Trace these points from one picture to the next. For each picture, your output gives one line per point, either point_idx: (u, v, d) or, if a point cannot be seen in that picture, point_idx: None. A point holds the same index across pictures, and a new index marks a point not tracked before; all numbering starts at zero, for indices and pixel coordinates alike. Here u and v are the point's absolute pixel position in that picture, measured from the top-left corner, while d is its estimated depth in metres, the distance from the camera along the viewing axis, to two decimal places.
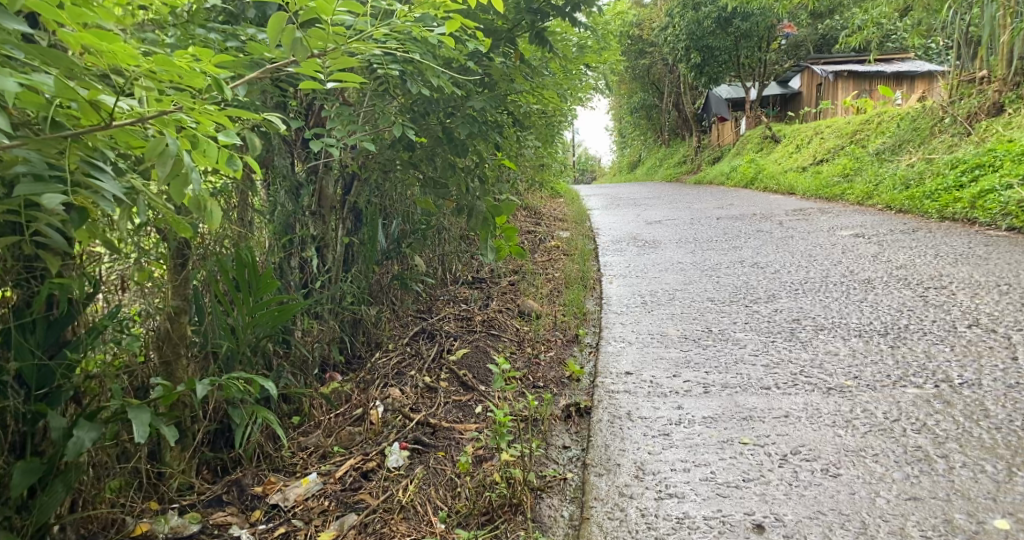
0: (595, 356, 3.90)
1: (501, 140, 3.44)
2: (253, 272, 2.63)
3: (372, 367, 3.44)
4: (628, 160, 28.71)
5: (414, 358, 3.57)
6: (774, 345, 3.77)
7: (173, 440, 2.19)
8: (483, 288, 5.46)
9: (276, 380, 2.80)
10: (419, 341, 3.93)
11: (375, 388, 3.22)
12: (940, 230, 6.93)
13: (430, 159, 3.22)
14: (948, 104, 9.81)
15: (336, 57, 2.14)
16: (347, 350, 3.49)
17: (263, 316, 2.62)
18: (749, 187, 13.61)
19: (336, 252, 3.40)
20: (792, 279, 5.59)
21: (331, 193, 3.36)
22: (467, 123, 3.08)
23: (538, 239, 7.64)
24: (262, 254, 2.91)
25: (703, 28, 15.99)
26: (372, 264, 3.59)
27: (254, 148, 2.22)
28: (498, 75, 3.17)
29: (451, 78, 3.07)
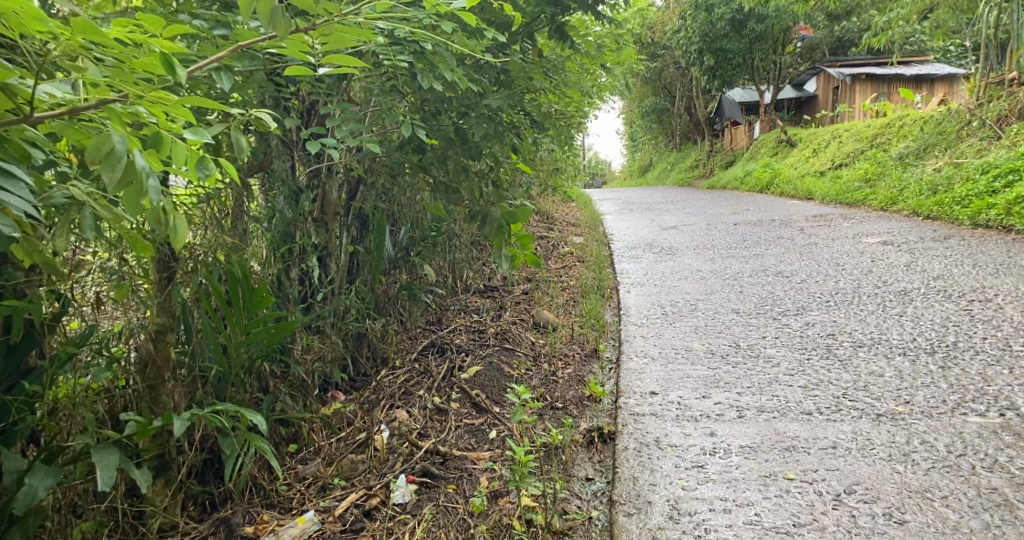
0: (617, 373, 3.65)
1: (519, 142, 3.19)
2: (246, 288, 2.38)
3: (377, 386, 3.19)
4: (639, 164, 28.45)
5: (423, 376, 3.32)
6: (810, 363, 3.53)
7: (145, 487, 2.03)
8: (495, 297, 5.22)
9: (271, 403, 2.56)
10: (429, 356, 3.69)
11: (380, 410, 2.98)
12: (974, 238, 6.73)
13: (442, 163, 2.97)
14: (976, 106, 9.54)
15: (328, 33, 1.90)
16: (350, 368, 3.25)
17: (258, 333, 2.38)
18: (764, 191, 13.33)
19: (339, 261, 3.16)
20: (821, 290, 5.36)
21: (335, 199, 3.13)
22: (482, 124, 2.84)
23: (550, 245, 7.40)
24: (258, 266, 2.67)
25: (717, 30, 15.71)
26: (379, 274, 3.35)
27: (240, 150, 1.98)
28: (517, 71, 2.93)
29: (466, 75, 2.83)
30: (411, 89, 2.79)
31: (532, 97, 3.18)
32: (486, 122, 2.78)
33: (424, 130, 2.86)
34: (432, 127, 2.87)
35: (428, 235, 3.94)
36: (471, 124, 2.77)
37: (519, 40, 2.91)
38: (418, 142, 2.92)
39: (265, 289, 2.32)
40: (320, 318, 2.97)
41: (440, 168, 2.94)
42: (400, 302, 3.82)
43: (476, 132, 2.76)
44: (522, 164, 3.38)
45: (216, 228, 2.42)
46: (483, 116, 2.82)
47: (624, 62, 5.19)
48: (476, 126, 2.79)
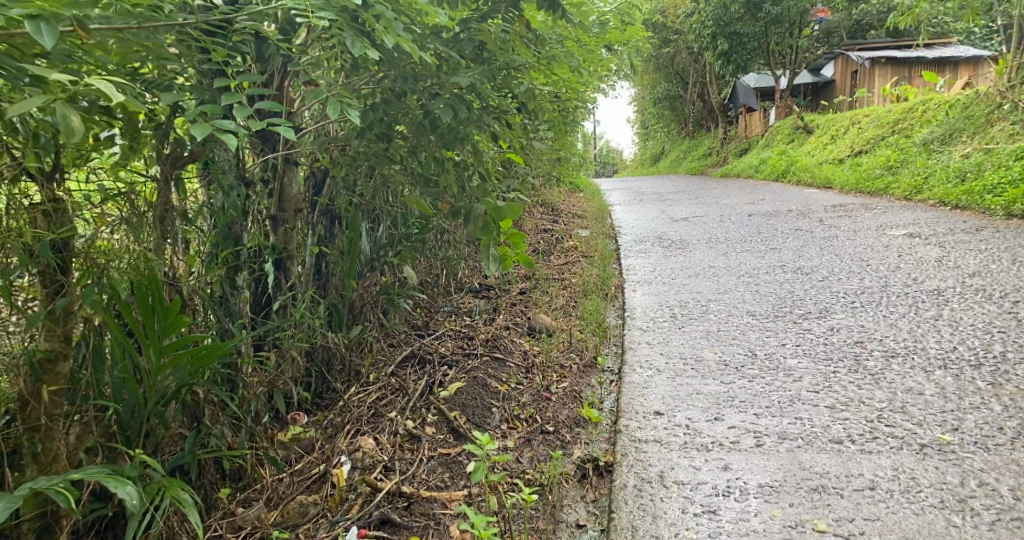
0: (618, 387, 3.26)
1: (505, 127, 2.77)
2: (159, 306, 2.02)
3: (345, 404, 2.72)
4: (651, 152, 27.95)
5: (396, 391, 2.87)
6: (837, 379, 3.15)
7: None
8: (490, 299, 4.80)
9: (200, 439, 2.18)
10: (406, 369, 3.25)
11: (342, 438, 2.55)
12: (1009, 229, 6.46)
13: (412, 152, 2.56)
14: (1006, 90, 9.07)
15: None
16: (315, 386, 2.75)
17: (176, 359, 2.04)
18: (781, 180, 12.84)
19: (304, 266, 2.68)
20: (844, 290, 4.99)
21: (297, 194, 2.67)
22: (454, 107, 2.39)
23: (554, 239, 6.99)
24: (191, 278, 2.25)
25: (731, 14, 15.25)
26: (353, 279, 2.88)
27: (67, 128, 1.66)
28: (497, 43, 2.50)
29: (436, 49, 2.39)
30: (374, 66, 2.37)
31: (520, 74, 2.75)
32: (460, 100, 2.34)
33: (381, 109, 2.42)
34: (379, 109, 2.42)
35: (410, 232, 3.51)
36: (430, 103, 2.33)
37: (502, 8, 2.46)
38: (373, 124, 2.45)
39: (178, 306, 1.98)
40: (275, 333, 2.51)
41: (409, 160, 2.53)
42: (375, 306, 3.38)
43: (437, 113, 2.31)
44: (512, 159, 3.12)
45: (130, 229, 2.09)
46: (452, 95, 2.38)
47: (630, 42, 4.75)
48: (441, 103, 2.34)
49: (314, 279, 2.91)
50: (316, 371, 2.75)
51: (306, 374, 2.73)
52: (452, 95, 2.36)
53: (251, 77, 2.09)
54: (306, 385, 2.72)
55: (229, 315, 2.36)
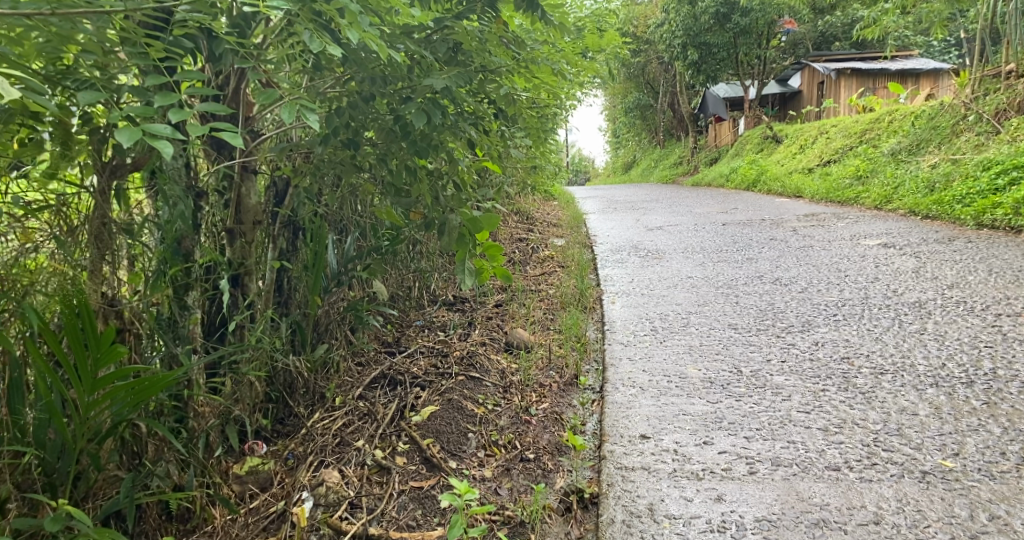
0: (601, 408, 3.11)
1: (482, 134, 2.60)
2: (93, 335, 1.89)
3: (309, 431, 2.53)
4: (622, 160, 27.97)
5: (364, 416, 2.68)
6: (829, 400, 3.04)
7: None
8: (463, 313, 4.62)
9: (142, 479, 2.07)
10: (376, 391, 3.06)
11: (305, 471, 2.37)
12: (981, 239, 6.44)
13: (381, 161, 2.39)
14: (972, 101, 9.12)
15: None
16: (274, 412, 2.55)
17: (113, 393, 1.90)
18: (752, 189, 12.81)
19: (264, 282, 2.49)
20: (825, 301, 4.89)
21: (256, 204, 2.44)
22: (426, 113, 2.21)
23: (530, 249, 6.85)
24: (131, 300, 2.09)
25: (701, 24, 15.18)
26: (319, 296, 2.70)
27: None
28: (472, 44, 2.34)
29: (405, 49, 2.21)
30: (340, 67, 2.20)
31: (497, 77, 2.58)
32: (434, 106, 2.18)
33: (347, 114, 2.24)
34: (345, 115, 2.24)
35: (379, 245, 3.33)
36: (402, 108, 2.16)
37: (477, 8, 2.31)
38: (339, 130, 2.27)
39: (112, 334, 1.84)
40: (231, 357, 2.32)
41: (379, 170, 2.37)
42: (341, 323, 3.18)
43: (410, 120, 2.14)
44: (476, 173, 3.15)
45: (57, 245, 2.00)
46: (426, 100, 2.20)
47: (606, 48, 4.61)
48: (414, 109, 2.17)
49: (275, 294, 2.72)
50: (277, 395, 2.56)
51: (266, 399, 2.54)
52: (425, 100, 2.20)
53: (195, 74, 1.90)
54: (265, 410, 2.53)
55: (176, 338, 2.18)
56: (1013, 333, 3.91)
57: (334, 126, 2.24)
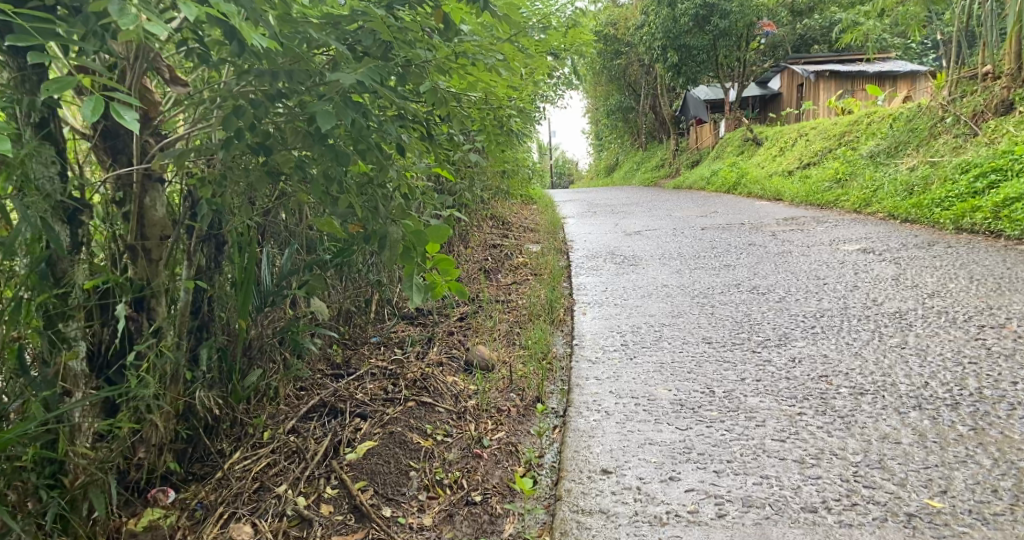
0: (562, 434, 2.92)
1: (413, 136, 2.38)
2: None
3: (224, 473, 2.46)
4: (605, 163, 27.79)
5: (291, 455, 2.59)
6: (805, 424, 2.84)
7: None
8: (425, 327, 4.39)
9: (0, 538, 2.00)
10: (312, 422, 2.83)
11: (212, 524, 2.32)
12: (961, 244, 6.28)
13: (299, 166, 2.17)
14: (948, 103, 8.99)
15: None
16: (187, 455, 2.45)
17: None
18: (732, 192, 12.64)
19: (163, 306, 2.35)
20: (802, 312, 4.69)
21: (162, 217, 2.33)
22: (338, 106, 1.99)
23: (503, 255, 6.63)
24: None
25: (680, 26, 15.01)
26: (246, 317, 2.52)
27: None
28: (396, 34, 2.12)
29: (318, 35, 2.02)
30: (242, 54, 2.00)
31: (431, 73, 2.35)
32: (346, 103, 1.97)
33: (249, 114, 2.03)
34: (245, 116, 2.02)
35: (322, 258, 3.10)
36: (310, 107, 1.95)
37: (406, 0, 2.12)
38: (245, 131, 2.05)
39: None
40: (128, 388, 2.20)
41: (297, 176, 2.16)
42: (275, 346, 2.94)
43: (317, 121, 1.93)
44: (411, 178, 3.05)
45: None
46: (339, 97, 1.99)
47: (571, 47, 4.40)
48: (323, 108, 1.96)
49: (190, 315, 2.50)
50: (188, 433, 2.44)
51: (175, 439, 2.42)
52: (337, 96, 1.99)
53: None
54: (178, 454, 2.43)
55: (45, 381, 2.11)
56: (997, 347, 3.72)
57: (233, 128, 2.01)
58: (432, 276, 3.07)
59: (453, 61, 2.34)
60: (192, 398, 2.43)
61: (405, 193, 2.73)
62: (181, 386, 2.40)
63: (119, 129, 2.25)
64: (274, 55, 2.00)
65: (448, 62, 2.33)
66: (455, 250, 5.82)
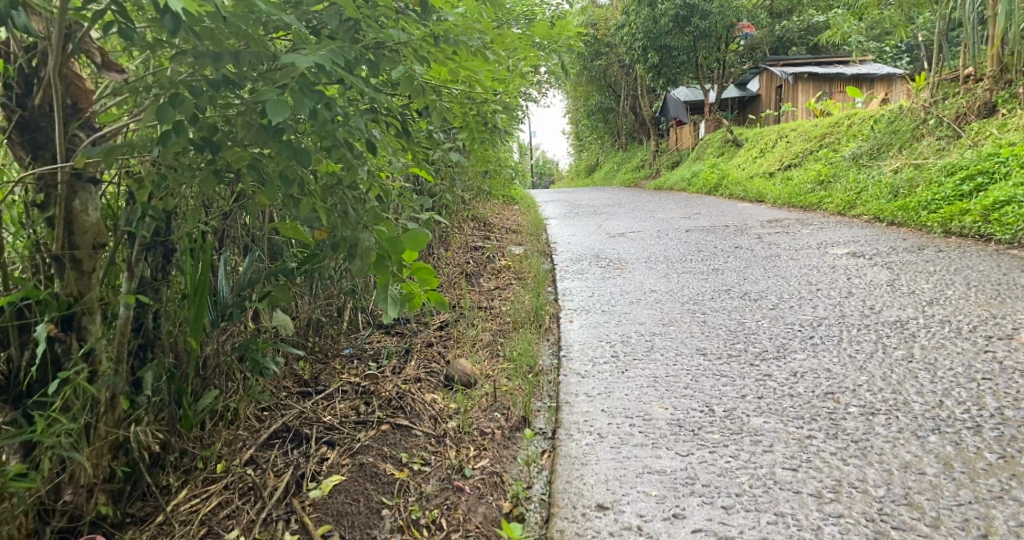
0: (552, 459, 2.70)
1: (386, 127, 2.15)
2: None
3: (167, 517, 2.24)
4: (585, 163, 27.54)
5: (246, 492, 2.38)
6: (817, 450, 2.60)
7: None
8: (401, 337, 4.11)
9: None
10: (273, 450, 2.57)
11: None
12: (951, 248, 6.09)
13: (254, 164, 1.92)
14: (931, 104, 8.85)
15: None
16: (123, 495, 2.24)
17: None
18: (713, 194, 12.43)
19: (95, 325, 2.12)
20: (798, 321, 4.46)
21: (95, 222, 2.10)
22: (299, 97, 1.75)
23: (484, 258, 6.37)
24: None
25: (660, 27, 14.82)
26: (200, 333, 2.32)
27: None
28: (364, 9, 1.86)
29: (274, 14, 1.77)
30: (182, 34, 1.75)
31: (408, 60, 2.08)
32: (303, 91, 1.75)
33: (190, 104, 1.78)
34: (183, 106, 1.78)
35: (288, 267, 2.85)
36: (260, 95, 1.72)
37: None
38: (186, 123, 1.82)
39: None
40: (37, 433, 1.98)
41: (250, 174, 1.91)
42: (232, 365, 2.68)
43: (268, 111, 1.71)
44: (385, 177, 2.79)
45: None
46: (300, 86, 1.76)
47: (554, 42, 4.14)
48: (275, 95, 1.74)
49: (132, 333, 2.27)
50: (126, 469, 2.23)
51: (112, 478, 2.21)
52: (292, 82, 1.77)
53: None
54: (114, 493, 2.22)
55: None
56: (1008, 359, 3.50)
57: (170, 120, 1.77)
58: (411, 285, 2.81)
59: (436, 50, 2.08)
60: (130, 432, 2.21)
61: (378, 194, 2.49)
62: (118, 417, 2.19)
63: (41, 121, 2.01)
64: (218, 36, 1.75)
65: (426, 47, 2.03)
66: (433, 255, 5.54)
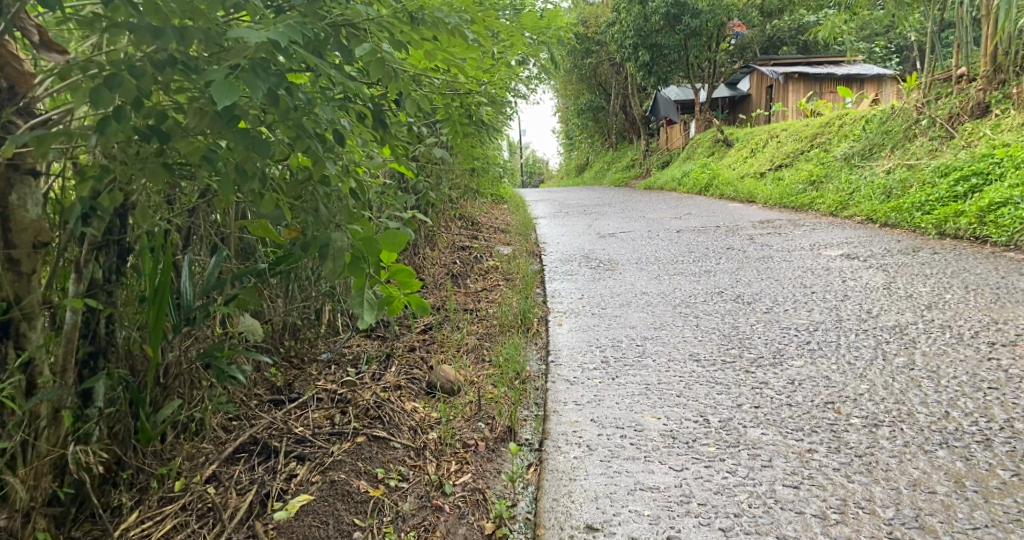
0: (539, 472, 2.56)
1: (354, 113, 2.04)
2: None
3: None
4: (575, 163, 27.37)
5: (204, 514, 2.24)
6: (818, 465, 2.46)
7: None
8: (383, 342, 3.94)
9: None
10: (237, 466, 2.44)
11: None
12: (946, 251, 5.95)
13: (209, 156, 1.80)
14: (923, 104, 8.73)
15: None
16: (65, 516, 2.11)
17: None
18: (704, 194, 12.28)
19: (36, 329, 2.02)
20: (793, 325, 4.31)
21: (34, 218, 1.98)
22: (250, 79, 1.64)
23: (472, 258, 6.20)
24: None
25: (651, 25, 14.70)
26: (158, 340, 2.20)
27: None
28: None
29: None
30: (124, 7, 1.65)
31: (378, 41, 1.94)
32: (255, 73, 1.63)
33: (130, 85, 1.66)
34: (121, 87, 1.66)
35: (260, 268, 2.70)
36: (207, 75, 1.61)
37: None
38: (127, 107, 1.70)
39: None
40: None
41: (205, 166, 1.80)
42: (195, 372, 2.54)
43: (215, 94, 1.59)
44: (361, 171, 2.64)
45: None
46: (253, 67, 1.65)
47: (543, 35, 3.99)
48: (223, 76, 1.62)
49: (82, 340, 2.14)
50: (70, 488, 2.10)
51: (52, 501, 2.09)
52: (244, 62, 1.66)
53: None
54: (57, 517, 2.09)
55: None
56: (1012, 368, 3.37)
57: (107, 103, 1.65)
58: (391, 288, 2.66)
59: (411, 33, 1.94)
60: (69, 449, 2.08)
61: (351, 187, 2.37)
62: (61, 432, 2.07)
63: None
64: (164, 10, 1.66)
65: (399, 27, 1.90)
66: (418, 255, 5.37)
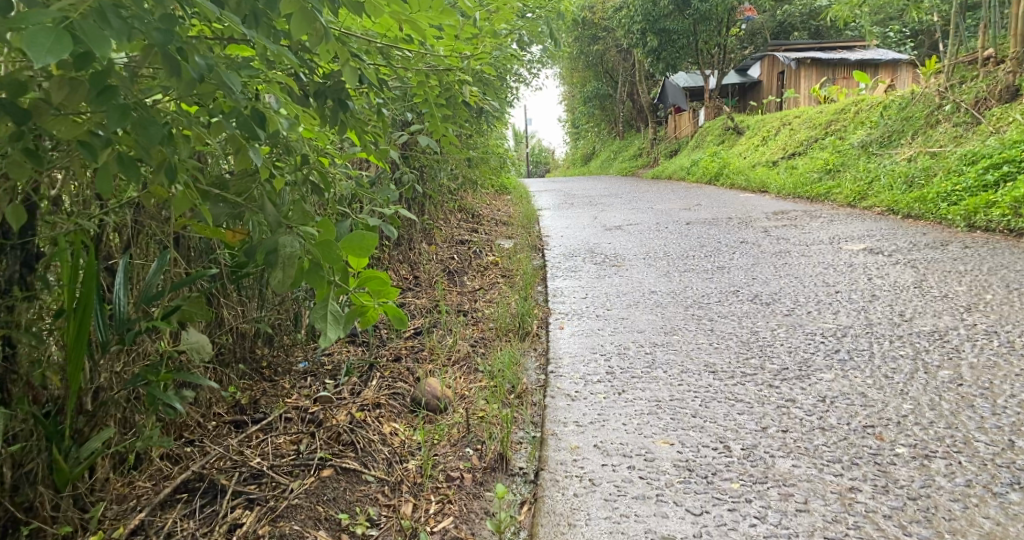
0: (535, 516, 2.21)
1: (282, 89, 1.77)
2: None
3: None
4: (582, 152, 26.88)
5: None
6: (858, 512, 2.13)
7: None
8: (366, 349, 3.55)
9: None
10: (172, 512, 2.14)
11: None
12: (977, 244, 5.53)
13: (88, 141, 1.57)
14: (946, 88, 8.29)
15: None
16: None
17: None
18: (714, 183, 11.84)
19: None
20: (818, 330, 3.91)
21: None
22: (98, 33, 1.36)
23: (471, 253, 5.81)
24: None
25: (660, 9, 14.24)
26: (78, 364, 1.90)
27: None
28: None
29: None
30: None
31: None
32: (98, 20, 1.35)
33: None
34: None
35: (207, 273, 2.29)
36: (30, 19, 1.33)
37: None
38: None
39: None
40: None
41: (83, 154, 1.57)
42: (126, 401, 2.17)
43: (31, 42, 1.31)
44: (327, 164, 2.29)
45: None
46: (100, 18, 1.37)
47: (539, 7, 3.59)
48: (51, 22, 1.34)
49: None
50: None
51: None
52: (90, 6, 1.37)
53: None
54: None
55: None
56: None
57: None
58: (361, 297, 2.22)
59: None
60: None
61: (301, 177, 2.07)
62: None
63: None
64: None
65: None
66: (410, 251, 4.98)
